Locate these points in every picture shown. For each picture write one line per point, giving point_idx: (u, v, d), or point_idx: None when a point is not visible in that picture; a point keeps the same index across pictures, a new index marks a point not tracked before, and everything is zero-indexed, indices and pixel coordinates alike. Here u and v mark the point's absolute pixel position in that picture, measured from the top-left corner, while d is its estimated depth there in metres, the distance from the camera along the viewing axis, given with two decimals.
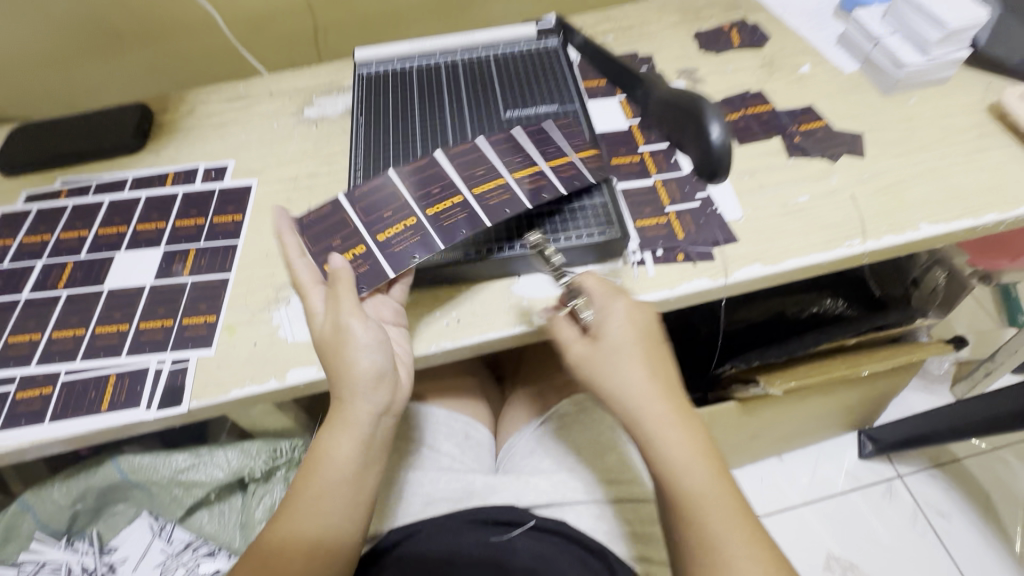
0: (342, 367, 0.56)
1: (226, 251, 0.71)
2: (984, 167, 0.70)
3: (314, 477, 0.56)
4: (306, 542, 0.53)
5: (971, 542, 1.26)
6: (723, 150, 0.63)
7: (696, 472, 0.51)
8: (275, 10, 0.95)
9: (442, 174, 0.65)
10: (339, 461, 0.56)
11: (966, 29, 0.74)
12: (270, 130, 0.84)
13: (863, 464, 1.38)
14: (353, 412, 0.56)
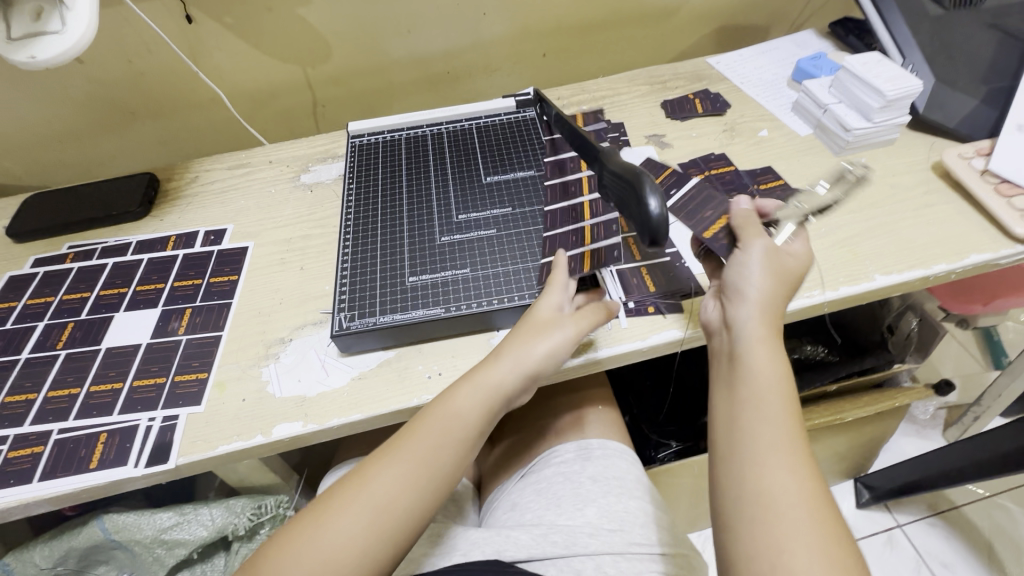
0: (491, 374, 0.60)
1: (221, 310, 0.75)
2: (931, 221, 0.75)
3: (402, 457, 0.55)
4: (410, 497, 0.53)
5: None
6: (658, 223, 0.53)
7: (781, 417, 0.51)
8: (278, 87, 1.03)
9: (434, 248, 0.74)
10: (464, 416, 0.58)
11: (904, 98, 0.81)
12: (268, 196, 0.90)
13: (862, 513, 1.36)
14: (462, 401, 0.58)
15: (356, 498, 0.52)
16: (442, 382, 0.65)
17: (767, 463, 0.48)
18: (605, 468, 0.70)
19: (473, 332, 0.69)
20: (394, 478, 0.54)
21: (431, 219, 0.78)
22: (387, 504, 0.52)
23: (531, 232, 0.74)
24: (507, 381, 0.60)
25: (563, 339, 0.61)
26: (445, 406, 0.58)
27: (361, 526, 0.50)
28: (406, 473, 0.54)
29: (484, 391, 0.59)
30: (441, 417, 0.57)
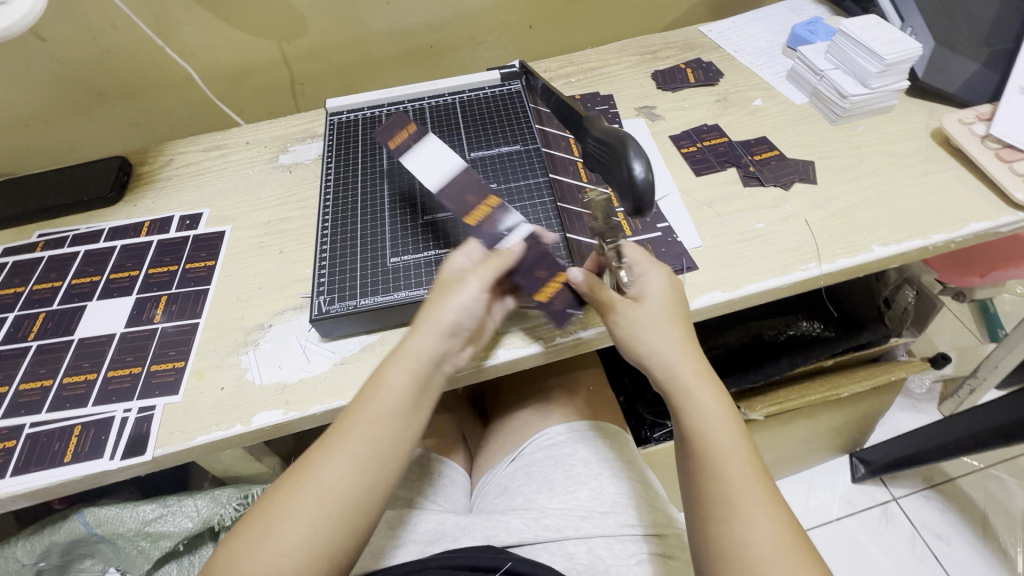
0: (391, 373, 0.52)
1: (198, 296, 0.72)
2: (930, 189, 0.73)
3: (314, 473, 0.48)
4: (355, 484, 0.48)
5: (972, 566, 1.23)
6: (643, 187, 0.51)
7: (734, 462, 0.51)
8: (253, 64, 0.99)
9: (417, 228, 0.71)
10: (407, 387, 0.52)
11: (903, 61, 0.77)
12: (245, 177, 0.87)
13: (857, 488, 1.37)
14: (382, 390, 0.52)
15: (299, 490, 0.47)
16: None
17: (744, 523, 0.48)
18: (596, 451, 0.68)
19: None
20: (332, 469, 0.48)
21: (413, 198, 0.75)
22: (330, 493, 0.47)
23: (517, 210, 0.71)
24: (436, 340, 0.53)
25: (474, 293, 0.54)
26: (377, 382, 0.52)
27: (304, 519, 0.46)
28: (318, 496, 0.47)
29: (420, 354, 0.53)
30: (376, 396, 0.52)
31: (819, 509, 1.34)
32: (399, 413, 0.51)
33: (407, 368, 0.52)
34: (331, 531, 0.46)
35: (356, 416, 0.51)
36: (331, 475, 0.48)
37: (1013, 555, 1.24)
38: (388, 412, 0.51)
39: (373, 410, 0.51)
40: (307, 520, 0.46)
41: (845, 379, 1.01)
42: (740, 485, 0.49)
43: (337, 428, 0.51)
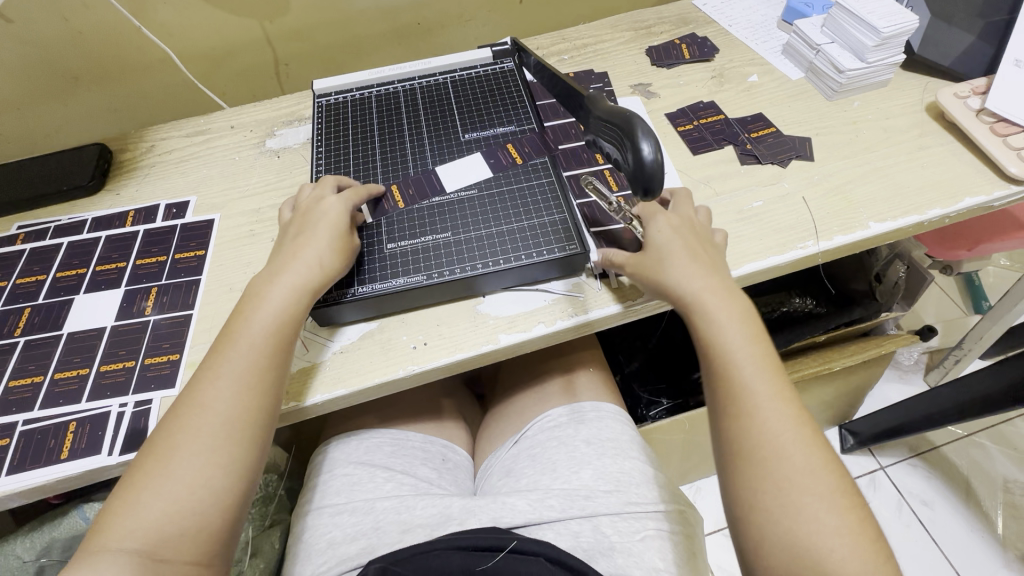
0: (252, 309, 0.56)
1: (189, 287, 0.70)
2: (925, 164, 0.73)
3: (194, 408, 0.51)
4: (241, 406, 0.51)
5: (955, 529, 1.29)
6: (653, 169, 0.50)
7: (762, 379, 0.52)
8: (234, 44, 0.95)
9: None
10: (274, 314, 0.56)
11: (899, 35, 0.76)
12: (232, 163, 0.85)
13: (847, 458, 1.40)
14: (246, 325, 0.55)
15: (192, 420, 0.50)
16: (428, 350, 0.62)
17: (757, 414, 0.51)
18: (598, 430, 0.69)
19: (456, 297, 0.66)
20: (208, 398, 0.51)
21: (405, 183, 0.73)
22: (227, 417, 0.51)
23: (514, 192, 0.70)
24: (318, 280, 0.58)
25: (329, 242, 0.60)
26: (248, 317, 0.56)
27: (205, 445, 0.49)
28: (205, 422, 0.50)
29: (296, 287, 0.57)
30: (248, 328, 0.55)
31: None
32: (274, 344, 0.55)
33: (281, 303, 0.56)
34: (222, 453, 0.50)
35: (226, 352, 0.54)
36: (209, 404, 0.51)
37: (993, 517, 1.29)
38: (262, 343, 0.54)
39: (247, 342, 0.54)
40: (197, 445, 0.49)
41: (839, 353, 1.03)
42: (750, 380, 0.52)
43: (210, 364, 0.53)
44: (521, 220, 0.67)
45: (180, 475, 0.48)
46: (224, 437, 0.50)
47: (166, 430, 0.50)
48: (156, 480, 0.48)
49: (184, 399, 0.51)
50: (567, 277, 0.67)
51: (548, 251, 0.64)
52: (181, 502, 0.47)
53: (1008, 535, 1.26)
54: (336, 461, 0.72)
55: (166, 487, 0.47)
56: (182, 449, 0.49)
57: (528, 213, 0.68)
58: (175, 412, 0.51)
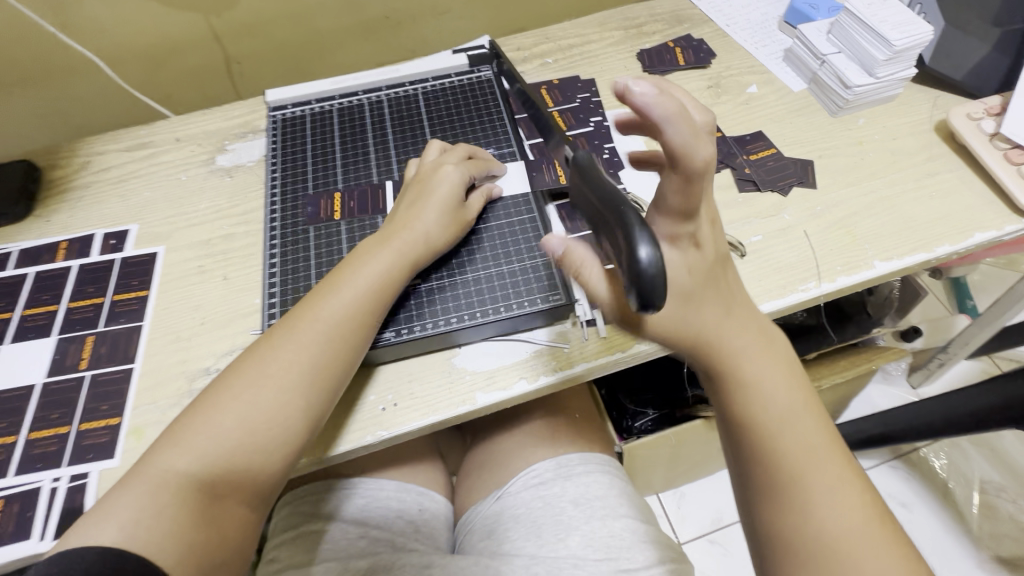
0: (364, 262, 0.56)
1: (130, 336, 0.63)
2: (933, 193, 0.68)
3: (282, 347, 0.53)
4: (320, 359, 0.53)
5: (931, 530, 1.30)
6: (653, 278, 0.36)
7: (793, 412, 0.46)
8: (178, 42, 0.85)
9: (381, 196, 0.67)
10: (380, 275, 0.56)
11: (911, 48, 0.70)
12: (178, 184, 0.76)
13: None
14: (354, 278, 0.55)
15: (272, 359, 0.53)
16: (399, 414, 0.57)
17: (790, 456, 0.45)
18: (584, 488, 0.65)
19: (430, 350, 0.60)
20: (297, 353, 0.53)
21: (372, 217, 0.66)
22: (314, 367, 0.53)
23: (496, 229, 0.64)
24: (423, 252, 0.58)
25: (439, 211, 0.59)
26: (356, 273, 0.56)
27: (283, 389, 0.52)
28: (286, 362, 0.52)
29: (403, 255, 0.57)
30: (345, 290, 0.55)
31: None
32: (363, 319, 0.55)
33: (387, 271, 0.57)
34: (296, 400, 0.52)
35: (314, 311, 0.54)
36: (291, 357, 0.52)
37: (970, 518, 1.31)
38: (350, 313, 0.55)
39: (337, 308, 0.54)
40: (277, 385, 0.52)
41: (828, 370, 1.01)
42: (782, 416, 0.46)
43: (305, 308, 0.55)
44: (500, 265, 0.62)
45: (238, 419, 0.50)
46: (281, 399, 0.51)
47: (246, 368, 0.52)
48: (219, 416, 0.50)
49: (282, 337, 0.53)
50: (551, 325, 0.61)
51: (530, 302, 0.59)
52: (228, 448, 0.49)
53: (984, 535, 1.28)
54: (300, 518, 0.66)
55: (242, 414, 0.50)
56: (257, 386, 0.51)
57: (508, 257, 0.62)
58: (270, 348, 0.53)
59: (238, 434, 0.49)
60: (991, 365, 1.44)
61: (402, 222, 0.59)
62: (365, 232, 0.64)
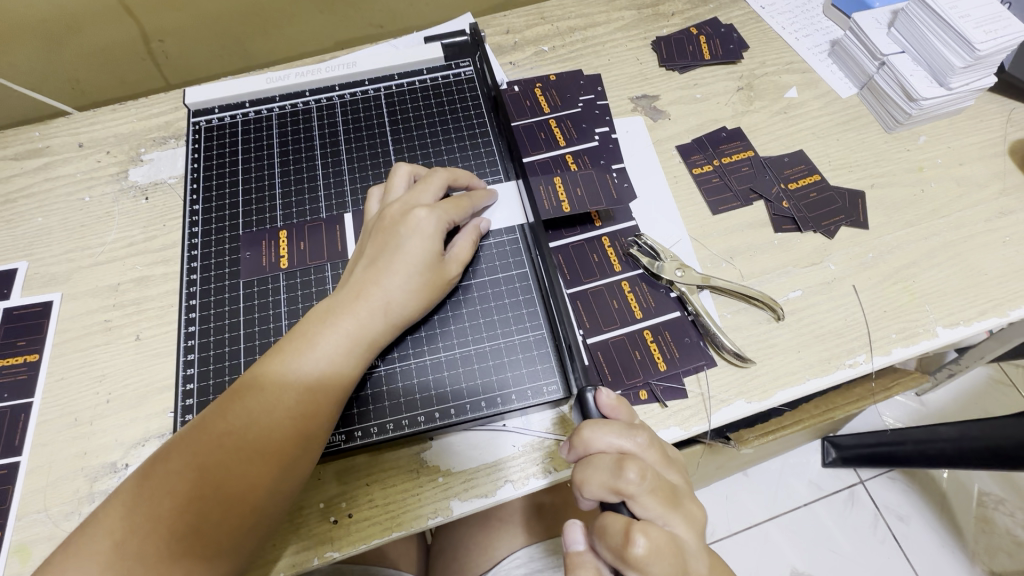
0: (310, 340, 0.43)
1: (15, 416, 0.50)
2: (1007, 238, 0.56)
3: (204, 458, 0.39)
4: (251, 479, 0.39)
5: (933, 550, 1.08)
6: None
7: None
8: (80, 18, 0.68)
9: (339, 236, 0.54)
10: (331, 361, 0.42)
11: (997, 54, 0.56)
12: (80, 207, 0.60)
13: (828, 472, 1.17)
14: (295, 366, 0.42)
15: (189, 476, 0.38)
16: (353, 531, 0.46)
17: None
18: None
19: (393, 445, 0.48)
20: (243, 434, 0.40)
21: (319, 268, 0.52)
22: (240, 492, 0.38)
23: (477, 289, 0.52)
24: (383, 328, 0.44)
25: (406, 273, 0.45)
26: (302, 356, 0.42)
27: (195, 523, 0.37)
28: (204, 485, 0.38)
29: (361, 334, 0.43)
30: (302, 361, 0.42)
31: (785, 493, 1.15)
32: (324, 398, 0.42)
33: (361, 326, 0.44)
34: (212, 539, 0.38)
35: (254, 399, 0.41)
36: (231, 439, 0.39)
37: (967, 533, 1.08)
38: (309, 384, 0.41)
39: (296, 380, 0.41)
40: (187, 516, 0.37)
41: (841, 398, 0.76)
42: None
43: (240, 401, 0.41)
44: (482, 340, 0.50)
45: (167, 521, 0.37)
46: (221, 495, 0.38)
47: (172, 454, 0.39)
48: (139, 522, 0.37)
49: (199, 443, 0.39)
50: (545, 411, 0.49)
51: (518, 394, 0.48)
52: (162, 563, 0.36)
53: (980, 550, 1.07)
54: None
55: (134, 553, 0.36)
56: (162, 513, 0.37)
57: (490, 329, 0.50)
58: (200, 426, 0.40)
59: (170, 542, 0.37)
60: (999, 373, 1.25)
61: (357, 289, 0.44)
62: (313, 291, 0.51)
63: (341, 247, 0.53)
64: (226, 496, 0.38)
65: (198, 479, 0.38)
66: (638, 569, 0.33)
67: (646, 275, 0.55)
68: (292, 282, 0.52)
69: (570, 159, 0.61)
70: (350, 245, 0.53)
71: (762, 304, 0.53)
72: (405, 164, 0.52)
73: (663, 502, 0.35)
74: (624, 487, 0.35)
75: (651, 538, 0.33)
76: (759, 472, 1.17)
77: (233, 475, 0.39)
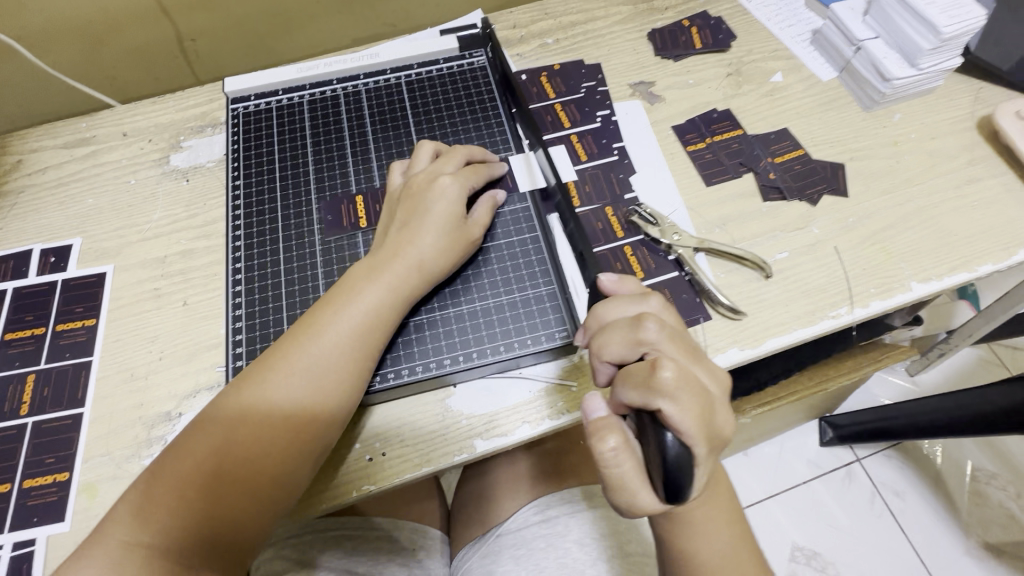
0: (354, 293, 0.48)
1: (77, 373, 0.55)
2: (976, 203, 0.62)
3: (267, 393, 0.44)
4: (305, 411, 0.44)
5: (928, 523, 1.12)
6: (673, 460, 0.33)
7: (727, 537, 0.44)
8: (122, 19, 0.74)
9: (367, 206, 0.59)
10: (374, 312, 0.48)
11: (960, 36, 0.61)
12: (126, 190, 0.66)
13: (825, 450, 1.21)
14: (340, 316, 0.47)
15: (252, 410, 0.44)
16: (388, 465, 0.50)
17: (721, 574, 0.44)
18: (591, 525, 0.60)
19: (422, 390, 0.53)
20: (274, 396, 0.44)
21: (350, 235, 0.58)
22: (298, 423, 0.44)
23: (496, 251, 0.57)
24: (418, 282, 0.50)
25: (434, 233, 0.51)
26: (345, 308, 0.47)
27: (263, 446, 0.43)
28: (264, 416, 0.44)
29: (399, 286, 0.49)
30: (348, 311, 0.47)
31: (785, 471, 1.19)
32: (366, 341, 0.47)
33: (372, 309, 0.48)
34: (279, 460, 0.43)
35: (309, 344, 0.46)
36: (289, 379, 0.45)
37: (960, 506, 1.12)
38: (356, 331, 0.47)
39: (342, 328, 0.47)
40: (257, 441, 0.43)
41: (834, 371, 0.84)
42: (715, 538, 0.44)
43: (291, 344, 0.46)
44: (499, 295, 0.55)
45: (207, 481, 0.42)
46: (248, 458, 0.43)
47: (198, 429, 0.44)
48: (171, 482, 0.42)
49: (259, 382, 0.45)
50: (557, 359, 0.54)
51: (533, 342, 0.53)
52: (203, 495, 0.42)
53: (973, 522, 1.11)
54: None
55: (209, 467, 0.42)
56: (230, 439, 0.43)
57: (507, 285, 0.55)
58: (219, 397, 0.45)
59: (229, 472, 0.42)
60: (989, 353, 1.30)
61: (395, 249, 0.50)
62: (346, 254, 0.57)
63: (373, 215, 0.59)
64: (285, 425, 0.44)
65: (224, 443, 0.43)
66: (667, 396, 0.34)
67: (646, 240, 0.60)
68: (327, 247, 0.57)
69: (575, 139, 0.66)
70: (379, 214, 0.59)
71: (753, 264, 0.58)
72: (429, 142, 0.58)
73: (683, 350, 0.37)
74: (647, 334, 0.37)
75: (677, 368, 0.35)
76: (760, 452, 1.21)
77: (278, 419, 0.44)
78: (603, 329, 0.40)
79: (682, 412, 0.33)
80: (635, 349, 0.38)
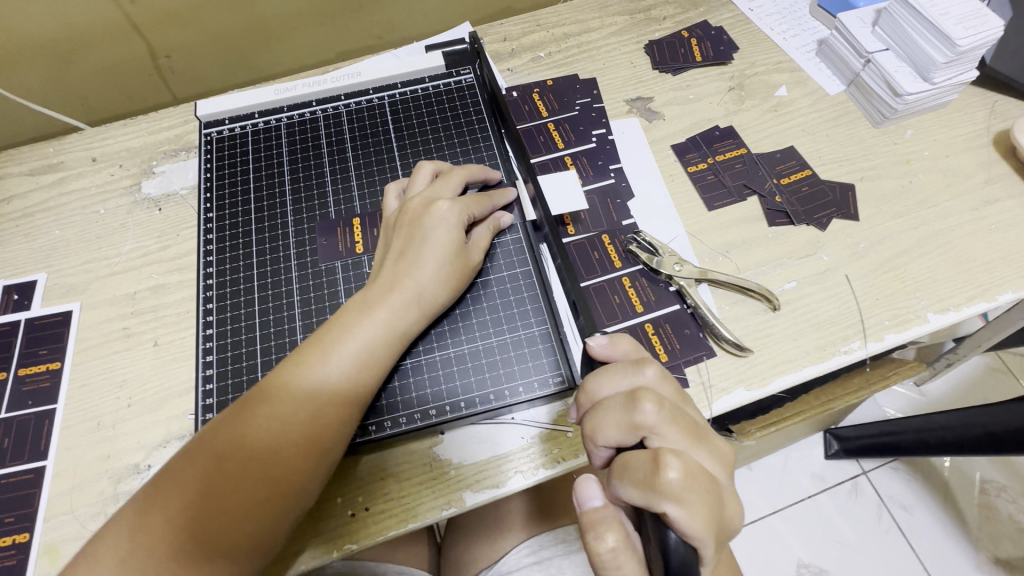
0: (345, 326, 0.44)
1: (40, 422, 0.52)
2: (994, 226, 0.58)
3: (249, 435, 0.40)
4: (290, 456, 0.40)
5: (937, 540, 1.02)
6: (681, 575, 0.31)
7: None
8: (91, 37, 0.71)
9: (349, 237, 0.56)
10: (366, 345, 0.44)
11: (976, 49, 0.58)
12: (95, 220, 0.62)
13: (831, 463, 1.11)
14: (330, 350, 0.43)
15: (232, 453, 0.40)
16: (370, 523, 0.47)
17: None
18: (585, 566, 0.58)
19: (407, 440, 0.50)
20: (255, 441, 0.40)
21: (330, 271, 0.54)
22: (279, 469, 0.40)
23: (486, 288, 0.53)
24: (416, 317, 0.46)
25: (434, 265, 0.47)
26: (335, 342, 0.43)
27: (241, 496, 0.39)
28: (244, 462, 0.40)
29: (394, 319, 0.45)
30: (339, 347, 0.43)
31: (789, 485, 1.09)
32: (356, 381, 0.43)
33: (359, 346, 0.44)
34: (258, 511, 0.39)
35: (294, 381, 0.42)
36: (273, 420, 0.41)
37: (969, 520, 1.03)
38: (347, 366, 0.43)
39: (331, 363, 0.43)
40: (235, 489, 0.39)
41: (840, 388, 0.72)
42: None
43: (276, 382, 0.42)
44: (488, 337, 0.51)
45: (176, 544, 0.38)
46: (219, 517, 0.38)
47: (162, 490, 0.39)
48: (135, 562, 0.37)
49: (242, 423, 0.41)
50: (552, 404, 0.51)
51: (525, 388, 0.50)
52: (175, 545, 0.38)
53: (983, 536, 1.01)
54: None
55: (184, 514, 0.38)
56: (206, 486, 0.39)
57: (497, 325, 0.52)
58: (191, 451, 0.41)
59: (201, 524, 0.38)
60: (996, 361, 1.22)
61: (391, 280, 0.46)
62: (326, 292, 0.53)
63: (357, 247, 0.55)
64: (266, 470, 0.40)
65: (192, 507, 0.39)
66: (672, 499, 0.32)
67: (645, 270, 0.57)
68: (305, 283, 0.54)
69: (569, 161, 0.63)
70: (362, 246, 0.55)
71: (759, 296, 0.55)
72: (430, 162, 0.54)
73: (684, 433, 0.35)
74: (644, 418, 0.35)
75: (681, 463, 0.33)
76: (763, 464, 1.12)
77: (258, 463, 0.40)
78: (597, 407, 0.38)
79: (690, 515, 0.32)
80: (633, 434, 0.35)
